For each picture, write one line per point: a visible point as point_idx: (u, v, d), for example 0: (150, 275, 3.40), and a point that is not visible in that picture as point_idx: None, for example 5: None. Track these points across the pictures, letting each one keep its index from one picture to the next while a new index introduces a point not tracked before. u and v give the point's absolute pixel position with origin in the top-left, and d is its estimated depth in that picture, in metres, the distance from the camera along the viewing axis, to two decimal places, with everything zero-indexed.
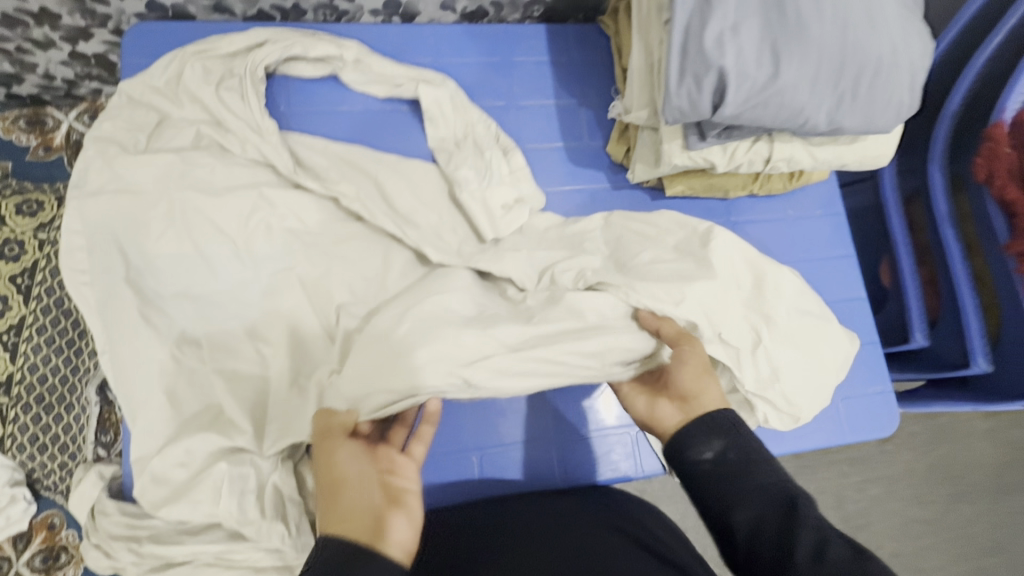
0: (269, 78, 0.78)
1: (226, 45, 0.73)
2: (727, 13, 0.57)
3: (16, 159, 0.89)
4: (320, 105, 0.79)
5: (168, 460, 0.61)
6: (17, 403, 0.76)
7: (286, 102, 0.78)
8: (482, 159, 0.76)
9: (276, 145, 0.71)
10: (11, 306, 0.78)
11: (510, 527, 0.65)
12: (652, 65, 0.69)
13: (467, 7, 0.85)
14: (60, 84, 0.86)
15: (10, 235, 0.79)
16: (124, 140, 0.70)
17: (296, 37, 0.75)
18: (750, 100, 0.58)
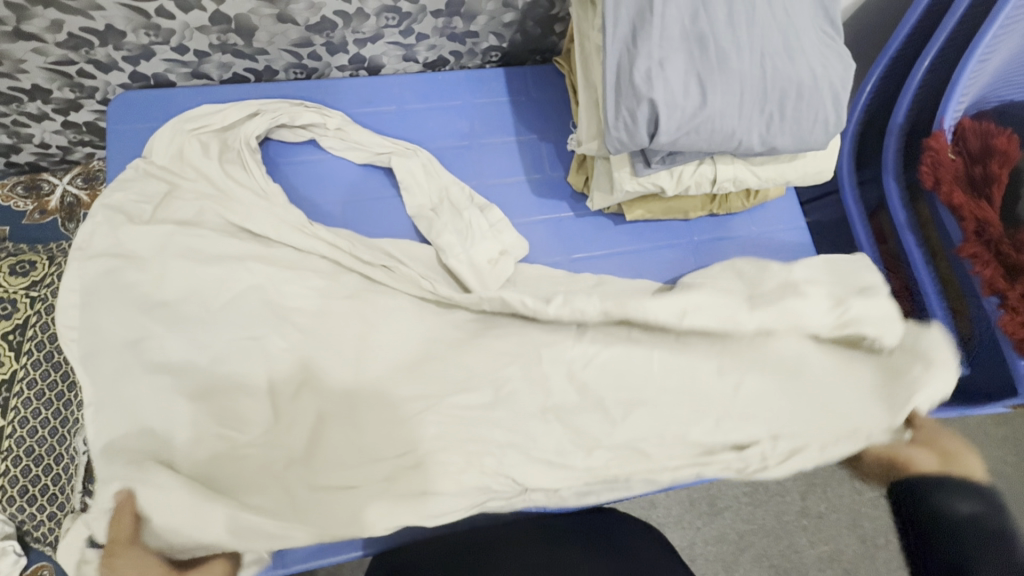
0: (263, 143, 0.84)
1: (220, 120, 0.78)
2: (652, 51, 0.61)
3: (14, 224, 0.95)
4: (298, 162, 0.84)
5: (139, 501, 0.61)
6: (7, 456, 0.78)
7: (270, 161, 0.83)
8: (462, 220, 0.80)
9: (254, 195, 0.76)
10: (3, 362, 0.82)
11: (487, 554, 0.65)
12: (597, 99, 0.74)
13: (429, 57, 0.90)
14: (55, 151, 0.92)
15: (4, 295, 0.84)
16: (130, 208, 0.72)
17: (285, 107, 0.81)
18: (685, 124, 0.62)
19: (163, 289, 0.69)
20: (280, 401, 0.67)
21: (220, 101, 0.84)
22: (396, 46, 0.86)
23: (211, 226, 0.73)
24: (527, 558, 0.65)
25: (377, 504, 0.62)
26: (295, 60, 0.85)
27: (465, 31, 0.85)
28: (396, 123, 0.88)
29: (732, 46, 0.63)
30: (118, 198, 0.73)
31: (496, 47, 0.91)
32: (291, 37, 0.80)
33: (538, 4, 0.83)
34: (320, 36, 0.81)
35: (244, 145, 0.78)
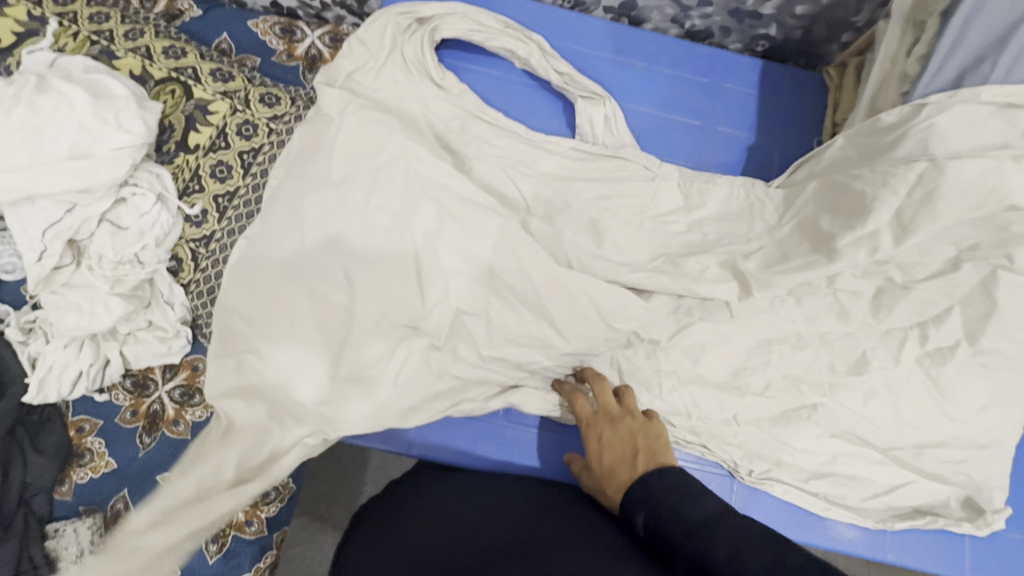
0: (498, 58, 0.86)
1: (455, 23, 0.81)
2: (953, 80, 0.62)
3: (265, 58, 0.98)
4: (478, 65, 0.86)
5: (442, 96, 0.80)
6: (211, 258, 0.83)
7: (443, 60, 0.85)
8: (616, 189, 0.77)
9: (488, 119, 0.80)
10: (232, 175, 0.84)
11: (475, 500, 0.64)
12: (874, 109, 0.70)
13: (695, 26, 0.87)
14: (315, 5, 1.00)
15: (248, 117, 0.85)
16: (390, 73, 0.80)
17: (522, 41, 0.82)
18: (937, 158, 0.59)
19: (386, 148, 0.74)
20: (455, 280, 0.71)
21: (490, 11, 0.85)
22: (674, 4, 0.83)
23: (439, 99, 0.80)
24: (507, 500, 0.64)
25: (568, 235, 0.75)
26: None
27: (751, 10, 0.81)
28: (642, 82, 0.86)
29: (984, 206, 0.59)
30: (390, 60, 0.80)
31: (768, 37, 0.85)
32: None
33: (842, 5, 0.76)
34: None
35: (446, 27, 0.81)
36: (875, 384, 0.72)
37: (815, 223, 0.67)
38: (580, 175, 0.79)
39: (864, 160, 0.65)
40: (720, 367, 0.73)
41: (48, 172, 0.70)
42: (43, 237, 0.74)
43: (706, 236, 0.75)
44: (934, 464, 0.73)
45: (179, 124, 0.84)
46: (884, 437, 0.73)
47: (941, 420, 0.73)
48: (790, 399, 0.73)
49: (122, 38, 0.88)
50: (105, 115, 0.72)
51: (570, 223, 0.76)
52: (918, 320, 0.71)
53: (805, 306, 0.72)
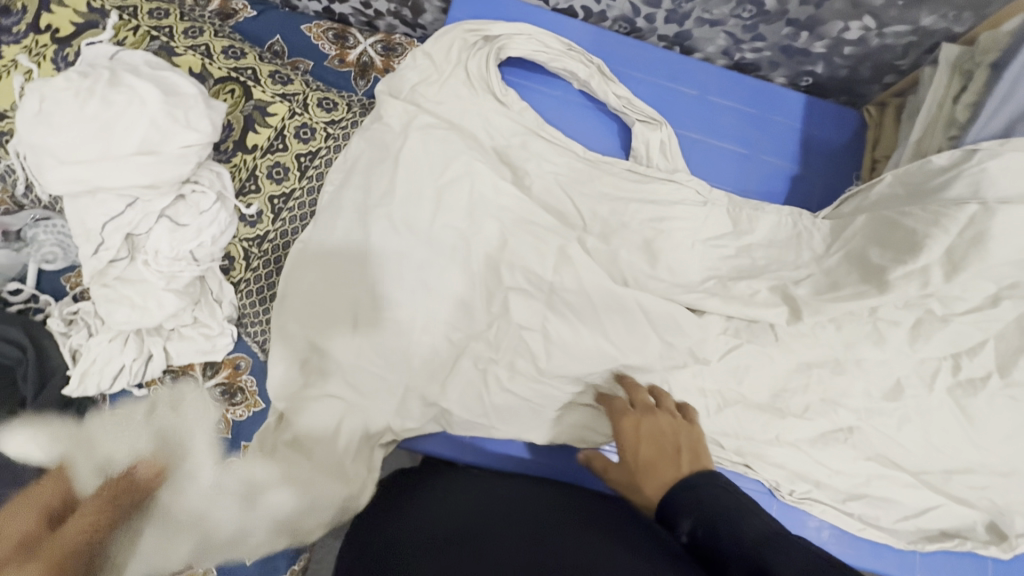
0: (556, 78, 0.89)
1: (520, 43, 0.83)
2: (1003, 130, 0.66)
3: (318, 62, 0.99)
4: (537, 83, 0.88)
5: (504, 112, 0.82)
6: (264, 257, 0.84)
7: (505, 76, 0.88)
8: (670, 212, 0.80)
9: (547, 137, 0.82)
10: (289, 177, 0.84)
11: (481, 500, 0.62)
12: (924, 151, 0.74)
13: (745, 58, 0.90)
14: (369, 13, 1.02)
15: (306, 121, 0.86)
16: (454, 87, 0.82)
17: (583, 64, 0.85)
18: (987, 202, 0.64)
19: (452, 163, 0.77)
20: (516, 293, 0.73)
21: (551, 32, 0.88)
22: (728, 37, 0.86)
23: (500, 115, 0.82)
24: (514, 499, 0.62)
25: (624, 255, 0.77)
26: (629, 15, 0.87)
27: (802, 48, 0.84)
28: (693, 108, 0.89)
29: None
30: (455, 75, 0.82)
31: (813, 73, 0.89)
32: None
33: (889, 50, 0.80)
34: (672, 2, 0.82)
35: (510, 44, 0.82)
36: (909, 410, 0.76)
37: (865, 255, 0.71)
38: (635, 197, 0.81)
39: (914, 198, 0.69)
40: (761, 388, 0.77)
41: (118, 168, 0.71)
42: (103, 229, 0.74)
43: (755, 261, 0.78)
44: (961, 488, 0.76)
45: (238, 123, 0.85)
46: (914, 462, 0.76)
47: (969, 448, 0.76)
48: (830, 422, 0.76)
49: (182, 35, 0.89)
50: (176, 113, 0.73)
51: (624, 242, 0.78)
52: (952, 352, 0.75)
53: (844, 332, 0.75)
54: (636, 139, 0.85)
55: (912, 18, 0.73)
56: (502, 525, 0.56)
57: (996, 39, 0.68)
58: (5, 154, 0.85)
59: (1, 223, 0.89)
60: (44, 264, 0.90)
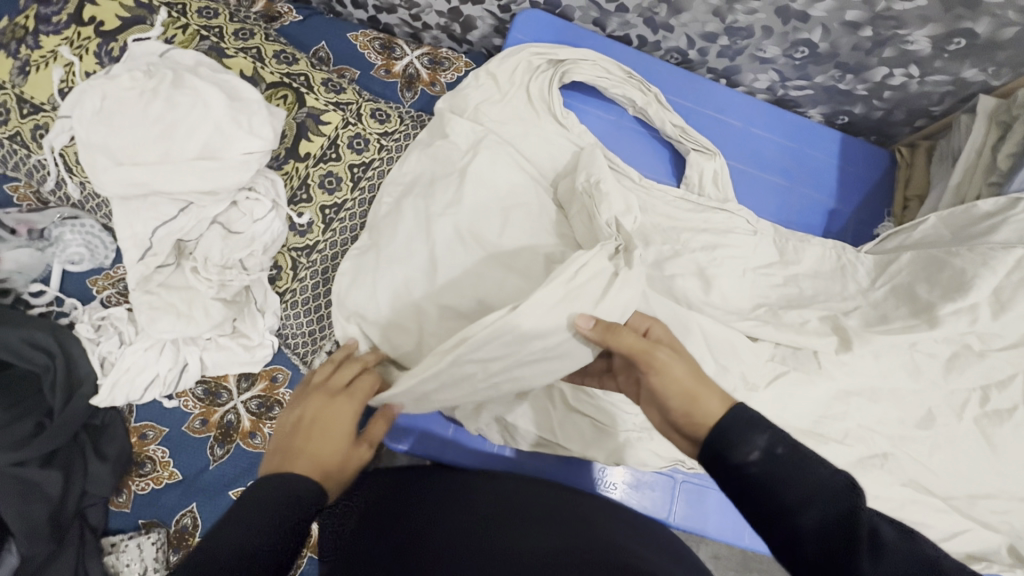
0: (613, 104, 0.91)
1: (584, 69, 0.85)
2: None
3: (364, 71, 0.98)
4: (595, 108, 0.91)
5: (565, 134, 0.83)
6: (310, 268, 0.81)
7: (565, 98, 0.90)
8: (720, 240, 0.82)
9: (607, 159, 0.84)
10: (341, 188, 0.82)
11: (465, 492, 0.66)
12: (963, 198, 0.80)
13: (787, 94, 0.94)
14: (417, 25, 1.02)
15: (359, 131, 0.84)
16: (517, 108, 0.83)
17: (640, 94, 0.87)
18: None
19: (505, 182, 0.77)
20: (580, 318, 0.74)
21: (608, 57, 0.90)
22: (775, 74, 0.89)
23: (558, 135, 0.82)
24: (496, 485, 0.68)
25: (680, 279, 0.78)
26: (683, 47, 0.90)
27: (844, 89, 0.88)
28: (739, 139, 0.92)
29: None
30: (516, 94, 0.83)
31: (850, 113, 0.94)
32: (705, 28, 0.84)
33: (927, 96, 0.85)
34: (728, 38, 0.85)
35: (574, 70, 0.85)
36: (939, 437, 0.73)
37: (912, 289, 0.75)
38: (685, 224, 0.83)
39: (959, 240, 0.75)
40: (803, 415, 0.74)
41: (179, 171, 0.69)
42: (153, 235, 0.72)
43: (802, 291, 0.81)
44: (984, 512, 0.74)
45: (291, 131, 0.82)
46: (941, 478, 0.73)
47: (999, 474, 0.73)
48: (867, 446, 0.73)
49: (232, 36, 0.86)
50: (240, 118, 0.71)
51: (678, 270, 0.79)
52: (983, 383, 0.73)
53: (882, 362, 0.73)
54: (690, 168, 0.87)
55: (955, 69, 0.79)
56: (525, 514, 0.62)
57: None
58: (36, 148, 0.79)
59: (25, 220, 0.85)
60: (69, 264, 0.85)
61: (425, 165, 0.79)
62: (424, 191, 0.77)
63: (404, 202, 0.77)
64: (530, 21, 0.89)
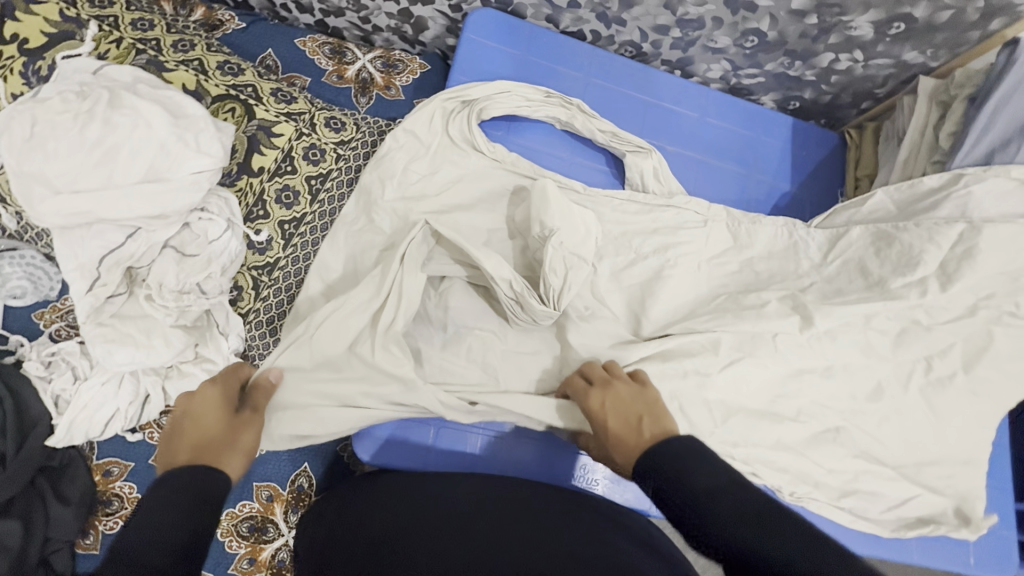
0: (539, 125, 0.87)
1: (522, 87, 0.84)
2: (989, 140, 0.74)
3: (315, 78, 0.95)
4: (521, 132, 0.86)
5: None
6: (273, 286, 0.79)
7: (487, 131, 0.85)
8: (676, 236, 0.80)
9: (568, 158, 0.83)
10: (299, 202, 0.80)
11: (430, 495, 0.66)
12: (909, 176, 0.83)
13: (739, 82, 0.95)
14: (367, 28, 0.99)
15: (314, 141, 0.82)
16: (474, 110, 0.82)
17: (574, 109, 0.85)
18: (974, 221, 0.72)
19: (463, 188, 0.77)
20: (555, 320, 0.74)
21: (560, 56, 0.90)
22: (727, 63, 0.91)
23: None
24: (461, 488, 0.69)
25: (644, 273, 0.78)
26: (636, 40, 0.90)
27: (794, 75, 0.90)
28: (695, 130, 0.93)
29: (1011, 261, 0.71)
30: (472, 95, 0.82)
31: (800, 98, 0.96)
32: (657, 21, 0.85)
33: (872, 79, 0.87)
34: (680, 30, 0.85)
35: (500, 91, 0.82)
36: (887, 409, 0.75)
37: (863, 264, 0.76)
38: (636, 229, 0.81)
39: (906, 216, 0.77)
40: (755, 388, 0.71)
41: (125, 196, 0.65)
42: (101, 265, 0.68)
43: (758, 274, 0.80)
44: (931, 478, 0.76)
45: (242, 144, 0.79)
46: (881, 438, 0.75)
47: (937, 439, 0.76)
48: (816, 421, 0.73)
49: (171, 48, 0.82)
50: (185, 136, 0.68)
51: (635, 280, 0.78)
52: (927, 355, 0.75)
53: (840, 343, 0.73)
54: (629, 169, 0.85)
55: (897, 52, 0.81)
56: (487, 519, 0.62)
57: (969, 75, 0.77)
58: None
59: None
60: (11, 299, 0.80)
61: (376, 170, 0.76)
62: (384, 200, 0.75)
63: (363, 215, 0.75)
64: (481, 19, 0.88)
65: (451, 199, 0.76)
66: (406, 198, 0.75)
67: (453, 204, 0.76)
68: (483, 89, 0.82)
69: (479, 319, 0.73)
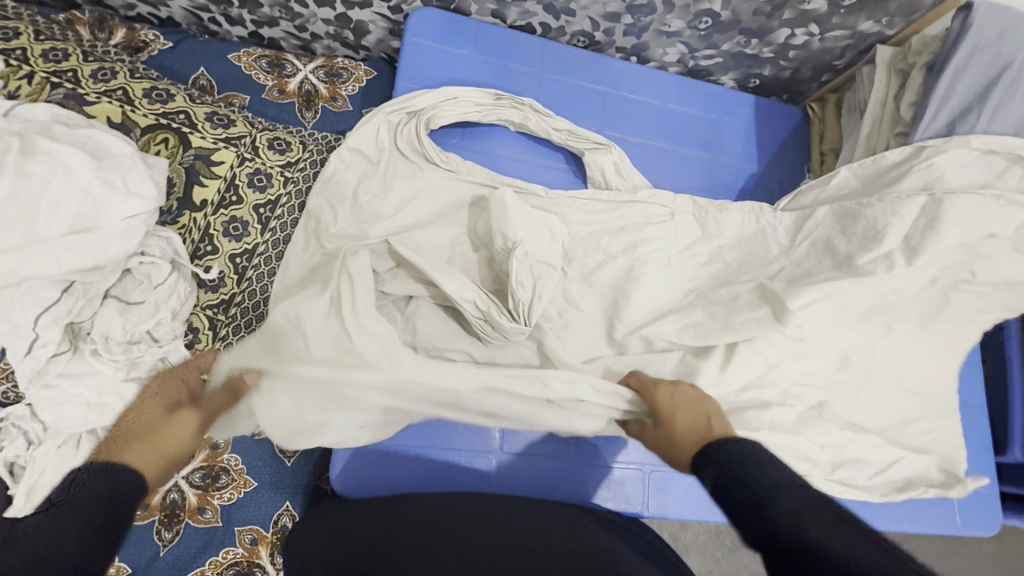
0: (495, 129, 0.84)
1: (472, 91, 0.80)
2: (948, 108, 0.73)
3: (254, 96, 0.90)
4: (476, 138, 0.83)
5: None
6: (231, 323, 0.74)
7: (440, 140, 0.82)
8: (644, 233, 0.78)
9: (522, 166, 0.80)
10: (249, 232, 0.76)
11: (413, 514, 0.65)
12: (873, 149, 0.82)
13: (697, 64, 0.93)
14: (305, 36, 0.93)
15: (259, 165, 0.77)
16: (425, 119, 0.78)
17: (529, 109, 0.82)
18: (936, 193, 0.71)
19: (419, 204, 0.73)
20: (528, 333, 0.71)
21: (511, 53, 0.86)
22: (683, 46, 0.88)
23: None
24: (446, 505, 0.67)
25: (615, 272, 0.76)
26: (588, 29, 0.87)
27: (752, 53, 0.88)
28: (657, 117, 0.90)
29: (976, 230, 0.71)
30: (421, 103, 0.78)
31: (760, 75, 0.94)
32: (606, 8, 0.81)
33: (829, 51, 0.85)
34: (631, 16, 0.82)
35: (449, 98, 0.79)
36: (866, 387, 0.74)
37: (831, 243, 0.75)
38: (602, 229, 0.79)
39: (872, 190, 0.76)
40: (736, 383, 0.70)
41: (49, 250, 0.60)
42: (38, 323, 0.61)
43: (729, 262, 0.79)
44: (914, 442, 0.76)
45: (179, 177, 0.74)
46: (862, 414, 0.74)
47: (911, 406, 0.77)
48: (801, 402, 0.71)
49: (90, 78, 0.76)
50: (111, 178, 0.64)
51: (606, 281, 0.76)
52: (890, 324, 0.74)
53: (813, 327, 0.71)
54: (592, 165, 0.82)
55: (852, 22, 0.79)
56: (472, 533, 0.61)
57: (925, 42, 0.76)
58: None
59: None
60: None
61: (326, 193, 0.72)
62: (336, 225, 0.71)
63: (317, 241, 0.71)
64: (423, 20, 0.83)
65: (408, 216, 0.72)
66: (360, 219, 0.71)
67: (410, 222, 0.72)
68: (430, 97, 0.78)
69: (450, 340, 0.69)
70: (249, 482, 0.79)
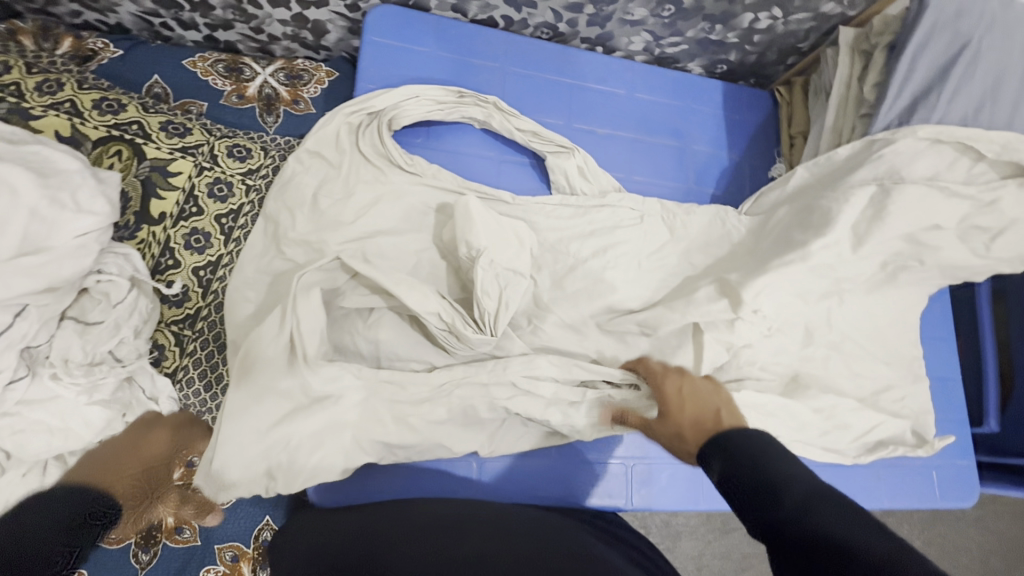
0: (461, 127, 0.83)
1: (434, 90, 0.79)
2: (910, 88, 0.73)
3: (212, 102, 0.87)
4: (442, 137, 0.81)
5: None
6: (198, 338, 0.73)
7: (405, 142, 0.80)
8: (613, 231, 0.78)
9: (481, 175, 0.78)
10: (212, 244, 0.74)
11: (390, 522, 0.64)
12: (839, 131, 0.82)
13: (664, 52, 0.92)
14: (262, 39, 0.91)
15: (219, 175, 0.76)
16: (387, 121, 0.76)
17: (494, 105, 0.81)
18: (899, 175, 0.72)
19: (385, 208, 0.72)
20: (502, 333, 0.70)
21: (474, 48, 0.84)
22: (648, 34, 0.87)
23: None
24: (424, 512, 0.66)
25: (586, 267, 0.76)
26: (551, 21, 0.85)
27: (717, 39, 0.87)
28: (626, 107, 0.90)
29: (940, 209, 0.71)
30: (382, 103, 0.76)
31: (727, 60, 0.93)
32: None
33: (794, 34, 0.85)
34: (594, 6, 0.81)
35: (412, 98, 0.77)
36: (841, 367, 0.75)
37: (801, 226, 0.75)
38: (573, 232, 0.78)
39: (840, 173, 0.76)
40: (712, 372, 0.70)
41: None
42: None
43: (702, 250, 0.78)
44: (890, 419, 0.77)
45: (135, 191, 0.72)
46: (840, 395, 0.74)
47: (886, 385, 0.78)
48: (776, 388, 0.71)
49: (36, 91, 0.73)
50: (60, 197, 0.61)
51: (579, 276, 0.75)
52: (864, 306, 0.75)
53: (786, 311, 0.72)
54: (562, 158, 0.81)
55: (814, 5, 0.79)
56: (449, 537, 0.60)
57: (886, 22, 0.76)
58: None
59: None
60: None
61: (288, 201, 0.70)
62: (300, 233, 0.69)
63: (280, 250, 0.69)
64: (382, 19, 0.81)
65: (373, 220, 0.71)
66: (324, 225, 0.69)
67: (376, 226, 0.71)
68: (391, 98, 0.76)
69: (416, 348, 0.68)
70: (227, 498, 0.78)
